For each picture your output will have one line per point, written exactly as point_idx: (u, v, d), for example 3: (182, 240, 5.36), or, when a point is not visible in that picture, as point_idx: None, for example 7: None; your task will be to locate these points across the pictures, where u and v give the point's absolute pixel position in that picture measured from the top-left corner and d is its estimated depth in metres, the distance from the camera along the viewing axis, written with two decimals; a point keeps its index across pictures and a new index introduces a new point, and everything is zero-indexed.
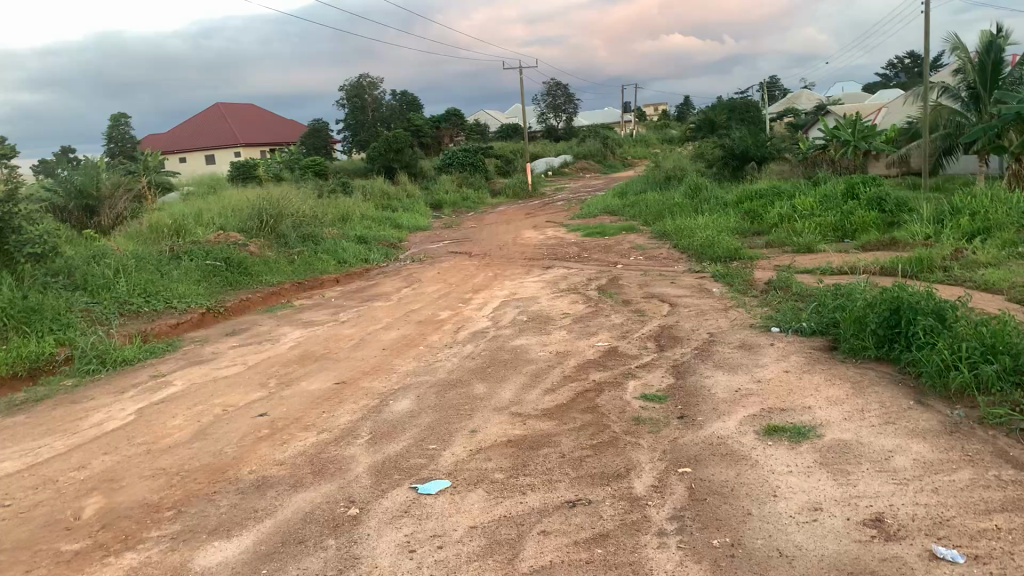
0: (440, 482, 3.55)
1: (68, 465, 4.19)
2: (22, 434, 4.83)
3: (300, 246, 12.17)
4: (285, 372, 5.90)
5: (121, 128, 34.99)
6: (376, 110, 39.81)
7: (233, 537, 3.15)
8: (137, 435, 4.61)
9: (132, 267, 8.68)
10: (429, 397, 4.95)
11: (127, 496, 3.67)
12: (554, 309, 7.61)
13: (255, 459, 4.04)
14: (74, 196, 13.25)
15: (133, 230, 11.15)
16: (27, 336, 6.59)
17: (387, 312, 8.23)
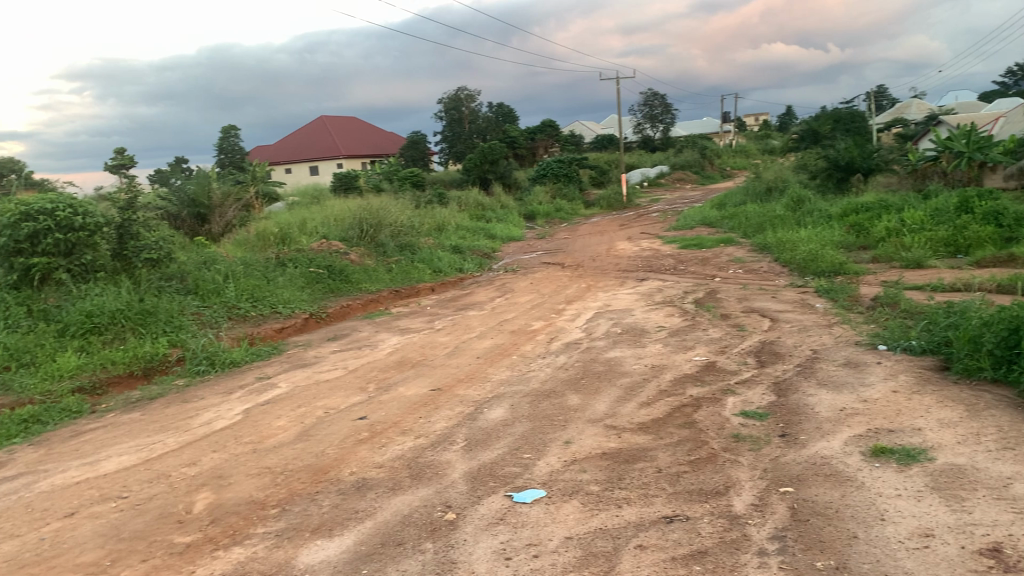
0: (534, 491, 3.46)
1: (180, 461, 4.43)
2: (140, 430, 5.26)
3: (397, 254, 13.17)
4: (383, 377, 6.03)
5: (232, 140, 35.87)
6: (472, 123, 37.97)
7: (335, 536, 3.18)
8: (244, 435, 4.83)
9: (239, 274, 9.79)
10: (523, 406, 4.84)
11: (234, 493, 3.81)
12: (649, 321, 7.33)
13: (356, 461, 4.11)
14: (187, 205, 14.65)
15: (242, 239, 12.55)
16: (143, 337, 7.61)
17: (482, 321, 8.24)
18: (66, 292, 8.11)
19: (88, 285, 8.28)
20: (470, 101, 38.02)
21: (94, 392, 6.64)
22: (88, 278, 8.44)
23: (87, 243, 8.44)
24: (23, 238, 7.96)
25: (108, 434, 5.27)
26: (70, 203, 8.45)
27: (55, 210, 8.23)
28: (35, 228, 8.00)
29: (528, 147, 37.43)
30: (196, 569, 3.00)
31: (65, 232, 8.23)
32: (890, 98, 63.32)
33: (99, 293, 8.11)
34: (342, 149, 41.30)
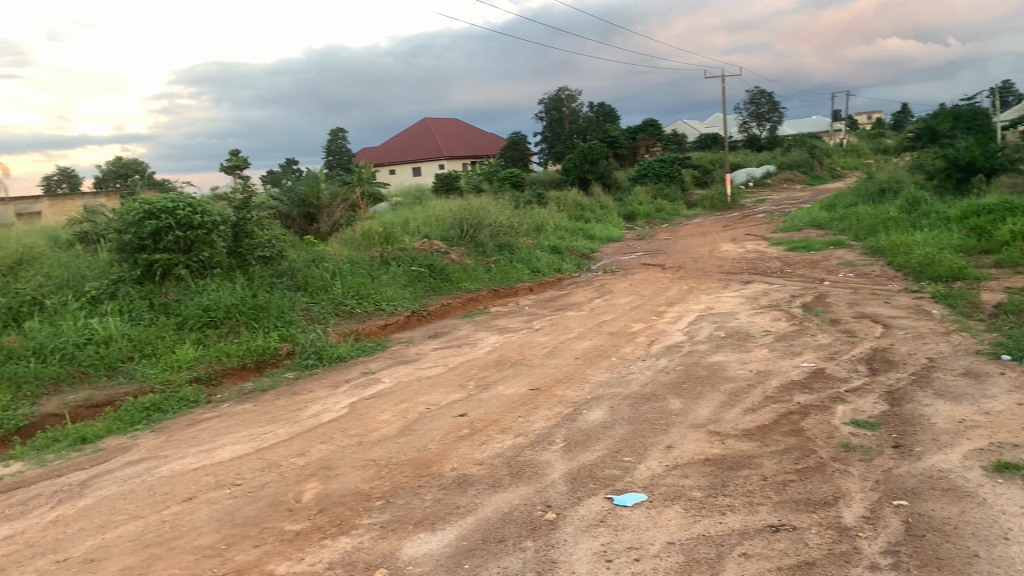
0: (636, 495, 3.43)
1: (290, 451, 4.60)
2: (252, 420, 5.49)
3: (496, 254, 13.29)
4: (483, 375, 6.10)
5: (339, 143, 36.90)
6: (574, 123, 38.00)
7: (438, 530, 3.24)
8: (350, 427, 4.98)
9: (345, 271, 10.09)
10: (623, 409, 4.81)
11: (341, 484, 3.93)
12: (754, 325, 7.16)
13: (457, 457, 4.17)
14: (297, 204, 15.18)
15: (348, 237, 12.92)
16: (256, 331, 7.93)
17: (581, 322, 8.22)
18: (185, 287, 8.54)
19: (205, 281, 8.69)
20: (571, 101, 37.96)
21: (210, 383, 6.96)
22: (205, 274, 8.85)
23: (205, 240, 8.84)
24: (146, 235, 8.42)
25: (222, 423, 5.52)
26: (190, 202, 8.86)
27: (176, 209, 8.67)
28: (157, 227, 8.45)
29: (629, 147, 37.09)
30: (306, 556, 3.11)
31: (185, 230, 8.65)
32: (1016, 94, 59.88)
33: (214, 289, 8.51)
34: (444, 150, 41.92)
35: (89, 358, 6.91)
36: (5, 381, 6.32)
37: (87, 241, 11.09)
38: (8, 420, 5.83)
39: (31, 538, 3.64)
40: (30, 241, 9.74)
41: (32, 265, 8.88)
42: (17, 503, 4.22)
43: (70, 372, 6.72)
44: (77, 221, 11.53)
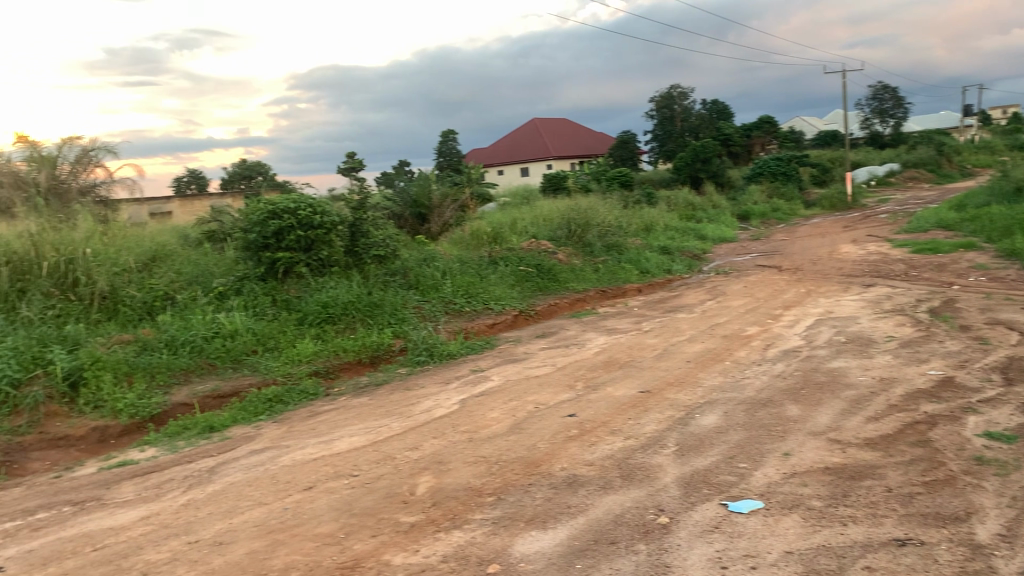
0: (752, 502, 3.35)
1: (404, 444, 4.72)
2: (368, 414, 5.66)
3: (604, 254, 13.22)
4: (592, 376, 6.09)
5: (449, 144, 37.55)
6: (685, 122, 37.37)
7: (549, 529, 3.25)
8: (461, 424, 5.06)
9: (456, 271, 10.28)
10: (738, 414, 4.70)
11: (453, 478, 4.00)
12: (877, 330, 6.86)
13: (567, 457, 4.18)
14: (409, 205, 15.63)
15: (458, 237, 13.21)
16: (370, 327, 8.16)
17: (692, 324, 8.08)
18: (305, 284, 8.88)
19: (324, 279, 9.01)
20: (683, 99, 37.38)
21: (328, 376, 7.20)
22: (324, 272, 9.18)
23: (324, 239, 9.18)
24: (270, 234, 8.85)
25: (339, 416, 5.71)
26: (310, 202, 9.23)
27: (297, 209, 9.05)
28: (280, 226, 8.87)
29: (743, 145, 36.22)
30: (420, 548, 3.18)
31: (305, 229, 9.02)
32: None
33: (332, 286, 8.82)
34: (552, 150, 42.02)
35: (217, 351, 7.28)
36: (141, 370, 6.72)
37: (215, 240, 11.69)
38: (143, 407, 6.21)
39: (166, 519, 3.87)
40: (164, 239, 10.35)
41: (166, 262, 9.42)
42: (152, 486, 4.48)
43: (199, 364, 7.10)
44: (206, 220, 12.16)
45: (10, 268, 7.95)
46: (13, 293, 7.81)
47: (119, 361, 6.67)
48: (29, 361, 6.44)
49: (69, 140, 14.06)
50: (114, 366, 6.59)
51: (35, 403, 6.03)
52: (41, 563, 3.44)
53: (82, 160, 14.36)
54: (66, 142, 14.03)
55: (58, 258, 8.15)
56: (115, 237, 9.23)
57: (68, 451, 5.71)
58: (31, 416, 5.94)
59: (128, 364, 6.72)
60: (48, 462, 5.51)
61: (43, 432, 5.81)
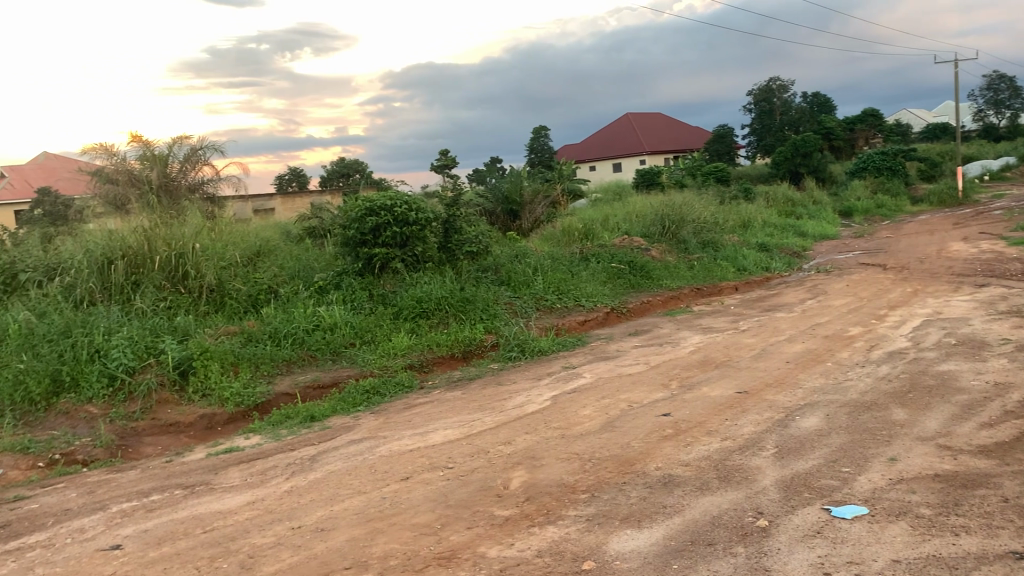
0: (856, 508, 3.25)
1: (497, 439, 4.76)
2: (462, 407, 5.74)
3: (700, 251, 13.00)
4: (686, 375, 6.00)
5: (541, 140, 37.58)
6: (785, 115, 36.45)
7: (644, 528, 3.23)
8: (554, 420, 5.07)
9: (547, 267, 10.31)
10: (840, 417, 4.56)
11: (547, 474, 4.02)
12: (991, 333, 6.53)
13: (661, 457, 4.14)
14: (501, 202, 15.72)
15: (549, 233, 13.28)
16: (463, 322, 8.25)
17: (791, 324, 7.87)
18: (400, 279, 9.06)
19: (419, 274, 9.17)
20: (783, 91, 36.32)
21: (422, 370, 7.33)
22: (419, 267, 9.35)
23: (419, 236, 9.35)
24: (368, 230, 9.10)
25: (433, 409, 5.80)
26: (406, 199, 9.43)
27: (394, 206, 9.26)
28: (377, 222, 9.10)
29: (846, 138, 35.02)
30: (515, 542, 3.21)
31: (401, 226, 9.22)
32: None
33: (427, 281, 8.97)
34: (646, 145, 41.56)
35: (317, 343, 7.52)
36: (246, 360, 6.98)
37: (314, 235, 12.04)
38: (248, 397, 6.45)
39: (270, 505, 4.01)
40: (267, 235, 10.75)
41: (269, 258, 9.77)
42: (257, 473, 4.66)
43: (300, 356, 7.33)
44: (306, 217, 12.54)
45: (126, 262, 8.39)
46: (129, 285, 8.24)
47: (225, 352, 6.95)
48: (144, 350, 6.79)
49: (179, 139, 14.72)
50: (221, 356, 6.87)
51: (148, 391, 6.39)
52: (156, 542, 3.62)
53: (191, 160, 14.97)
54: (176, 141, 14.71)
55: (170, 253, 8.56)
56: (222, 232, 9.63)
57: (178, 437, 5.98)
58: (144, 403, 6.28)
59: (234, 354, 6.99)
60: (159, 446, 5.79)
61: (156, 418, 6.13)
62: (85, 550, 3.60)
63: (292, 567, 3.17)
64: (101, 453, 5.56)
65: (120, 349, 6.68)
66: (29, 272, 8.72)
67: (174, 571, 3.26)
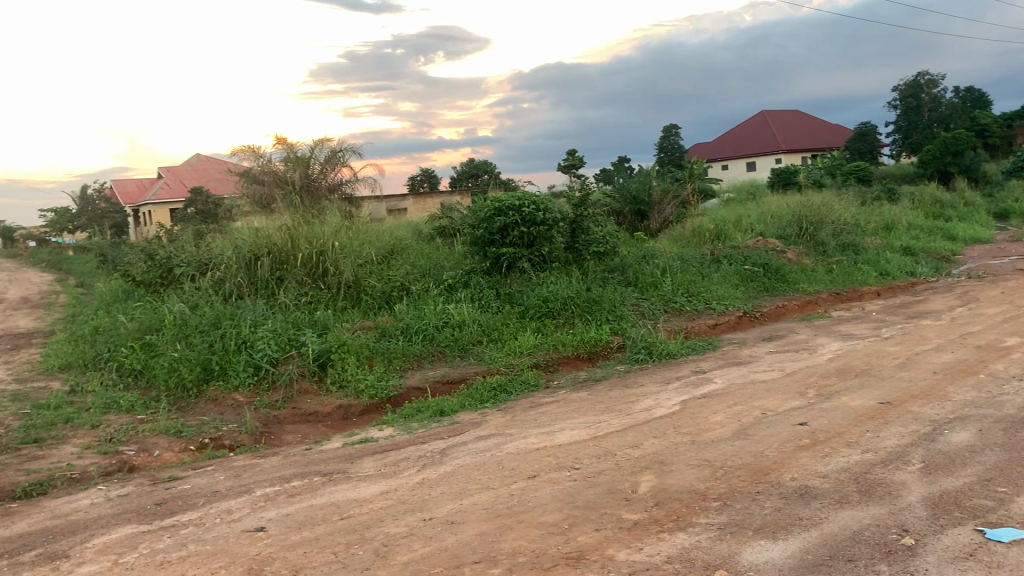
0: (1013, 531, 3.04)
1: (625, 442, 4.73)
2: (589, 409, 5.72)
3: (839, 254, 12.46)
4: (824, 384, 5.76)
5: (672, 139, 36.99)
6: (934, 111, 34.48)
7: (779, 540, 3.13)
8: (684, 425, 4.98)
9: (676, 269, 10.16)
10: (995, 433, 4.27)
11: (677, 480, 3.95)
12: None
13: (797, 467, 4.00)
14: (629, 201, 15.62)
15: (679, 234, 13.11)
16: (590, 323, 8.21)
17: (939, 333, 7.42)
18: (527, 279, 9.15)
19: (545, 274, 9.24)
20: (933, 86, 34.35)
21: (548, 369, 7.35)
22: (546, 267, 9.41)
23: (546, 235, 9.42)
24: (496, 230, 9.27)
25: (560, 409, 5.81)
26: (534, 199, 9.51)
27: (522, 206, 9.35)
28: (505, 222, 9.24)
29: (1003, 136, 32.75)
30: (644, 547, 3.18)
31: (528, 226, 9.32)
32: None
33: (554, 281, 9.01)
34: (782, 144, 40.20)
35: (446, 340, 7.68)
36: (379, 354, 7.22)
37: (445, 235, 12.31)
38: (382, 389, 6.64)
39: (403, 495, 4.13)
40: (401, 234, 11.09)
41: (402, 256, 10.08)
42: (390, 464, 4.80)
43: (431, 351, 7.52)
44: (437, 216, 12.83)
45: (271, 258, 8.86)
46: (274, 280, 8.70)
47: (360, 346, 7.21)
48: (286, 342, 7.14)
49: (321, 141, 15.33)
50: (357, 350, 7.13)
51: (289, 380, 6.71)
52: (296, 527, 3.79)
53: (331, 161, 15.57)
54: (317, 144, 15.34)
55: (311, 250, 8.96)
56: (359, 231, 10.00)
57: (316, 426, 6.25)
58: (285, 392, 6.61)
59: (368, 349, 7.25)
60: (299, 434, 6.06)
61: (296, 407, 6.43)
62: (233, 531, 3.81)
63: (423, 558, 3.25)
64: (245, 439, 5.87)
65: (264, 341, 7.06)
66: (185, 267, 9.33)
67: (313, 554, 3.41)
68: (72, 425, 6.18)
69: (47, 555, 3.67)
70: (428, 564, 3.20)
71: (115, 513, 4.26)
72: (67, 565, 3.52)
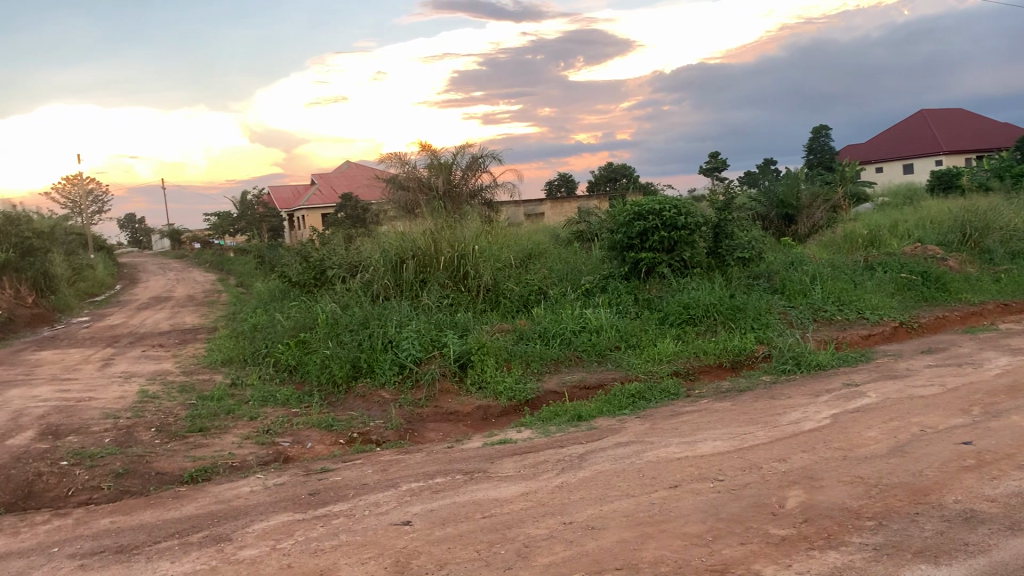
0: None
1: (772, 455, 4.58)
2: (732, 419, 5.58)
3: (1008, 261, 11.60)
4: (991, 402, 5.38)
5: (821, 140, 35.47)
6: None
7: (942, 565, 2.95)
8: (834, 440, 4.77)
9: (827, 276, 9.75)
10: None
11: (827, 496, 3.79)
12: None
13: (962, 489, 3.75)
14: (775, 205, 15.17)
15: (829, 239, 12.63)
16: (732, 331, 7.99)
17: None
18: (667, 284, 9.04)
19: (686, 279, 9.09)
20: None
21: (689, 377, 7.19)
22: (687, 273, 9.26)
23: (687, 240, 9.28)
24: (635, 234, 9.26)
25: (702, 418, 5.70)
26: (676, 203, 9.39)
27: (663, 210, 9.27)
28: (645, 227, 9.20)
29: None
30: (793, 563, 3.07)
31: (670, 230, 9.22)
32: None
33: (695, 287, 8.86)
34: (943, 144, 37.74)
35: (584, 345, 7.69)
36: (517, 358, 7.31)
37: (583, 239, 12.33)
38: (519, 392, 6.69)
39: (543, 498, 4.16)
40: (539, 238, 11.21)
41: (540, 260, 10.18)
42: (530, 466, 4.86)
43: (568, 356, 7.54)
44: (575, 220, 12.88)
45: (415, 261, 9.17)
46: (417, 283, 8.99)
47: (499, 349, 7.32)
48: (429, 343, 7.36)
49: (462, 148, 15.67)
50: (496, 353, 7.24)
51: (431, 380, 6.90)
52: (441, 523, 3.90)
53: (472, 167, 15.88)
54: (459, 150, 15.67)
55: (452, 254, 9.18)
56: (499, 236, 10.19)
57: (457, 425, 6.39)
58: (428, 391, 6.81)
59: (507, 351, 7.36)
60: (440, 433, 6.21)
61: (438, 406, 6.60)
62: (381, 523, 3.96)
63: (565, 562, 3.27)
64: (391, 435, 6.08)
65: (408, 341, 7.31)
66: (335, 269, 9.80)
67: (457, 551, 3.50)
68: (233, 415, 6.60)
69: (213, 537, 3.93)
70: (570, 568, 3.21)
71: (272, 501, 4.52)
72: (231, 547, 3.76)
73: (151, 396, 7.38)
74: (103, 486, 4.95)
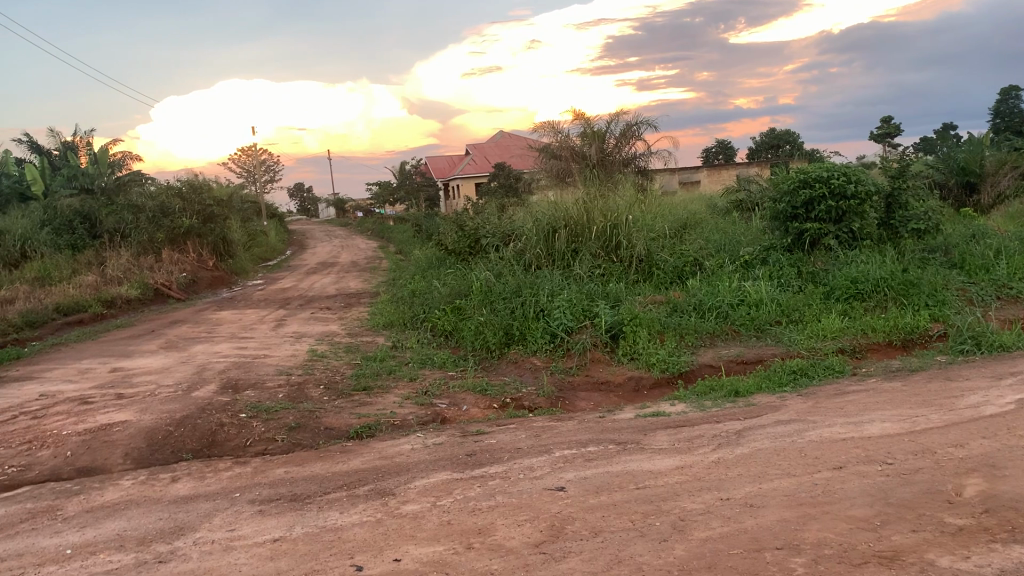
0: None
1: (947, 440, 4.30)
2: (902, 401, 5.29)
3: None
4: None
5: (1011, 102, 32.42)
6: None
7: None
8: (1019, 427, 4.43)
9: (1015, 249, 8.97)
10: None
11: (1012, 487, 3.53)
12: None
13: None
14: (955, 173, 14.18)
15: (1017, 211, 11.66)
16: (904, 308, 7.52)
17: None
18: (833, 257, 8.62)
19: (854, 252, 8.63)
20: None
21: (855, 355, 6.84)
22: (855, 245, 8.79)
23: (856, 211, 8.82)
24: (800, 204, 8.97)
25: (869, 399, 5.43)
26: (845, 169, 8.96)
27: (831, 177, 8.88)
28: (811, 196, 8.89)
29: None
30: (971, 555, 2.89)
31: (838, 200, 8.82)
32: None
33: (863, 260, 8.39)
34: None
35: (741, 319, 7.49)
36: (671, 330, 7.20)
37: (742, 208, 11.94)
38: (674, 363, 6.58)
39: (698, 472, 4.11)
40: (695, 208, 10.95)
41: (695, 230, 9.94)
42: (685, 440, 4.80)
43: (724, 329, 7.36)
44: (734, 189, 12.52)
45: (568, 231, 9.18)
46: (569, 253, 9.02)
47: (652, 320, 7.23)
48: (581, 312, 7.37)
49: (616, 115, 15.50)
50: (649, 324, 7.16)
51: (582, 349, 6.94)
52: (595, 491, 3.93)
53: (626, 134, 15.68)
54: (612, 118, 15.52)
55: (606, 223, 9.12)
56: (654, 206, 10.05)
57: (608, 395, 6.39)
58: (579, 360, 6.86)
59: (660, 323, 7.27)
60: (592, 402, 6.23)
61: (589, 375, 6.64)
62: (536, 488, 4.04)
63: (721, 537, 3.22)
64: (543, 402, 6.16)
65: (560, 310, 7.37)
66: (490, 239, 10.00)
67: (611, 519, 3.52)
68: (394, 376, 6.91)
69: (377, 491, 4.14)
70: (727, 544, 3.16)
71: (431, 459, 4.70)
72: (394, 501, 3.95)
73: (320, 355, 7.84)
74: (278, 438, 5.31)
